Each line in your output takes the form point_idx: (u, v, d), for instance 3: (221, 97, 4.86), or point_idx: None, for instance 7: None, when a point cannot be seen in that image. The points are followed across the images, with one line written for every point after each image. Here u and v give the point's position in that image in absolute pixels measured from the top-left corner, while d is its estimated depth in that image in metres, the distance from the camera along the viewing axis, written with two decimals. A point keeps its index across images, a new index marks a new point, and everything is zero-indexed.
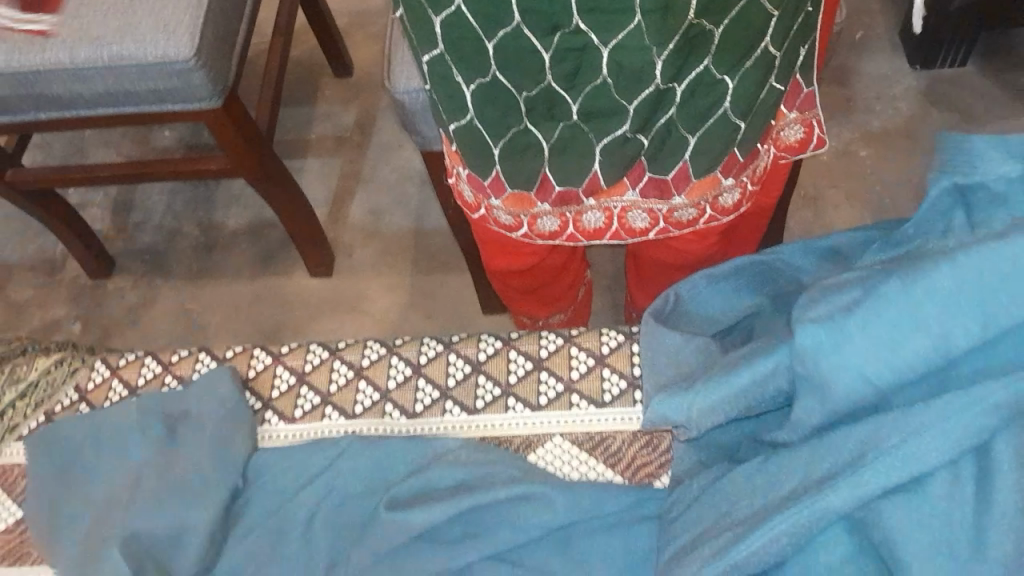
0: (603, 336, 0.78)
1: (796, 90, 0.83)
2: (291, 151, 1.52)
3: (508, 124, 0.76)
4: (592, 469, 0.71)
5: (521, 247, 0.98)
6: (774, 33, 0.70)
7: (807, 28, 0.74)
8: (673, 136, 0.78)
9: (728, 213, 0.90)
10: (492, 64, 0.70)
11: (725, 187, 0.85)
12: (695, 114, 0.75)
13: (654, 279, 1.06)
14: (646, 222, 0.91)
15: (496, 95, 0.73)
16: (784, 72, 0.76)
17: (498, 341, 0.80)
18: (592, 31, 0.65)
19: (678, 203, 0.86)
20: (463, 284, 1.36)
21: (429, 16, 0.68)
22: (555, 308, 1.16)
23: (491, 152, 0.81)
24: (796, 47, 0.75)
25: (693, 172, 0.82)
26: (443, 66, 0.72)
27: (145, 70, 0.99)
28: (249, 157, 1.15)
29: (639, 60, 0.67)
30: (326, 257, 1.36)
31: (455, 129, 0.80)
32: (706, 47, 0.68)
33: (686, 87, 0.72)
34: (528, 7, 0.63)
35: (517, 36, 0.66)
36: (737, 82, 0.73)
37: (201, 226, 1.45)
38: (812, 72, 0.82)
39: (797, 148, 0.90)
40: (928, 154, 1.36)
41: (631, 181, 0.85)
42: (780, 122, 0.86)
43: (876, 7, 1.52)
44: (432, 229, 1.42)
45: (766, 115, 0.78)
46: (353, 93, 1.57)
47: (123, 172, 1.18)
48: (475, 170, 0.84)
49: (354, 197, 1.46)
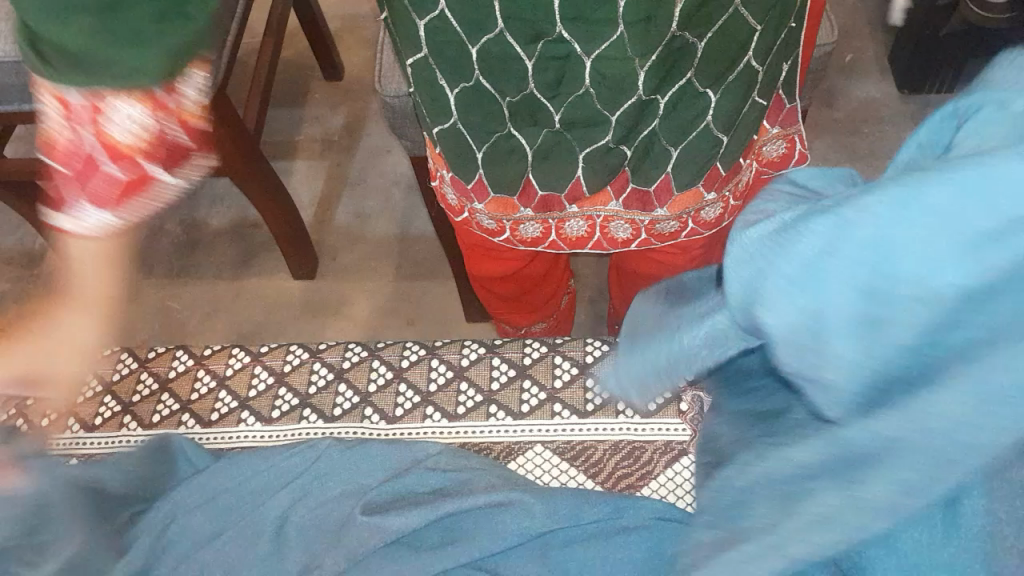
0: (587, 346, 0.78)
1: (779, 106, 0.83)
2: (278, 152, 1.50)
3: (491, 129, 0.76)
4: (571, 479, 0.71)
5: (506, 254, 0.98)
6: (757, 48, 0.70)
7: (790, 44, 0.75)
8: (656, 147, 0.78)
9: (711, 227, 0.90)
10: (476, 69, 0.70)
11: (708, 201, 0.85)
12: (678, 126, 0.75)
13: (637, 293, 1.06)
14: (628, 234, 0.90)
15: (478, 99, 0.73)
16: (767, 87, 0.76)
17: (481, 348, 0.79)
18: (575, 40, 0.65)
19: (660, 216, 0.86)
20: (446, 291, 1.35)
21: (413, 20, 0.67)
22: (537, 317, 1.16)
23: (474, 157, 0.80)
24: (779, 62, 0.75)
25: (675, 185, 0.82)
26: (427, 69, 0.72)
27: None
28: (234, 157, 1.13)
29: (621, 70, 0.67)
30: (308, 260, 1.34)
31: (439, 132, 0.79)
32: (688, 60, 0.68)
33: (668, 99, 0.72)
34: (511, 14, 0.63)
35: (500, 42, 0.66)
36: (719, 96, 0.73)
37: (183, 224, 1.43)
38: (795, 89, 0.82)
39: (779, 163, 0.91)
40: None
41: (615, 191, 0.85)
42: (764, 138, 0.86)
43: (866, 31, 1.53)
44: (416, 235, 1.41)
45: (747, 129, 0.78)
46: (343, 97, 1.56)
47: None
48: (458, 173, 0.84)
49: (340, 200, 1.45)
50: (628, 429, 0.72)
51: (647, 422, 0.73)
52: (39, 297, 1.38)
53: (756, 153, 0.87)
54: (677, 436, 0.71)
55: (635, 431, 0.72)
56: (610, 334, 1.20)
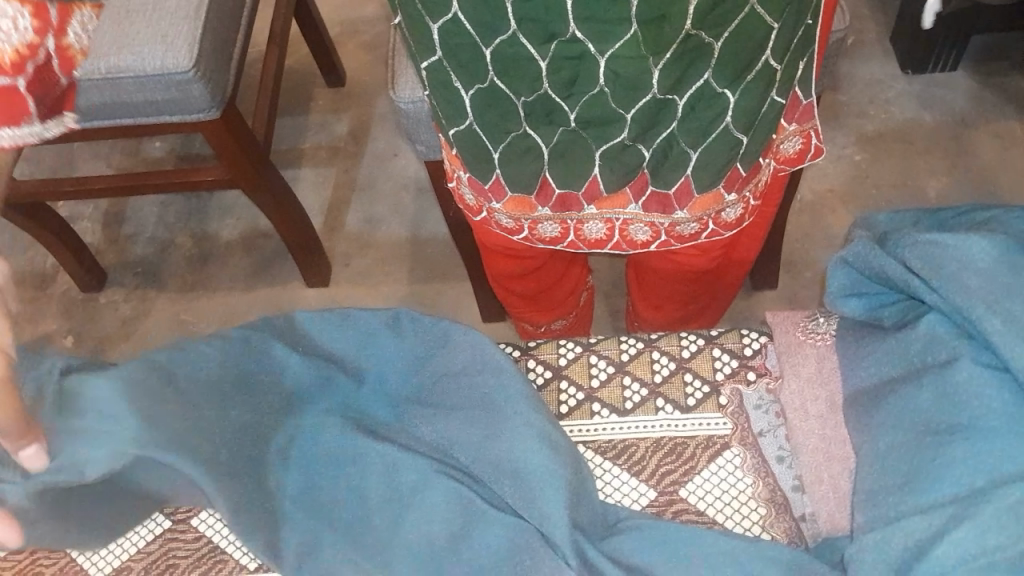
0: (622, 344, 0.78)
1: (795, 103, 0.83)
2: (285, 161, 1.51)
3: (507, 128, 0.76)
4: (615, 478, 0.70)
5: (527, 252, 0.98)
6: (774, 45, 0.70)
7: (806, 41, 0.74)
8: (675, 150, 0.78)
9: (733, 226, 0.90)
10: (491, 69, 0.70)
11: (728, 202, 0.85)
12: (697, 127, 0.75)
13: (659, 292, 1.06)
14: (647, 235, 0.91)
15: (494, 100, 0.73)
16: (785, 87, 0.76)
17: (516, 350, 0.79)
18: (588, 40, 0.65)
19: (680, 218, 0.86)
20: (462, 292, 1.35)
21: (427, 25, 0.68)
22: (558, 314, 1.16)
23: (492, 156, 0.80)
24: (796, 60, 0.75)
25: (696, 188, 0.82)
26: (442, 72, 0.72)
27: (143, 82, 0.98)
28: (246, 168, 1.13)
29: (636, 69, 0.67)
30: (322, 266, 1.34)
31: (455, 134, 0.80)
32: (704, 60, 0.68)
33: (686, 100, 0.72)
34: (524, 14, 0.63)
35: (515, 44, 0.66)
36: (738, 95, 0.72)
37: (194, 238, 1.44)
38: (811, 86, 0.82)
39: (795, 159, 0.91)
40: (922, 158, 1.38)
41: (634, 193, 0.85)
42: (783, 135, 0.86)
43: (867, 13, 1.53)
44: (429, 238, 1.41)
45: (766, 128, 0.78)
46: (346, 103, 1.56)
47: (120, 185, 1.17)
48: (476, 173, 0.84)
49: (350, 206, 1.45)
50: (668, 426, 0.72)
51: (687, 418, 0.73)
52: (54, 317, 1.39)
53: (775, 151, 0.88)
54: (718, 429, 0.72)
55: (674, 427, 0.72)
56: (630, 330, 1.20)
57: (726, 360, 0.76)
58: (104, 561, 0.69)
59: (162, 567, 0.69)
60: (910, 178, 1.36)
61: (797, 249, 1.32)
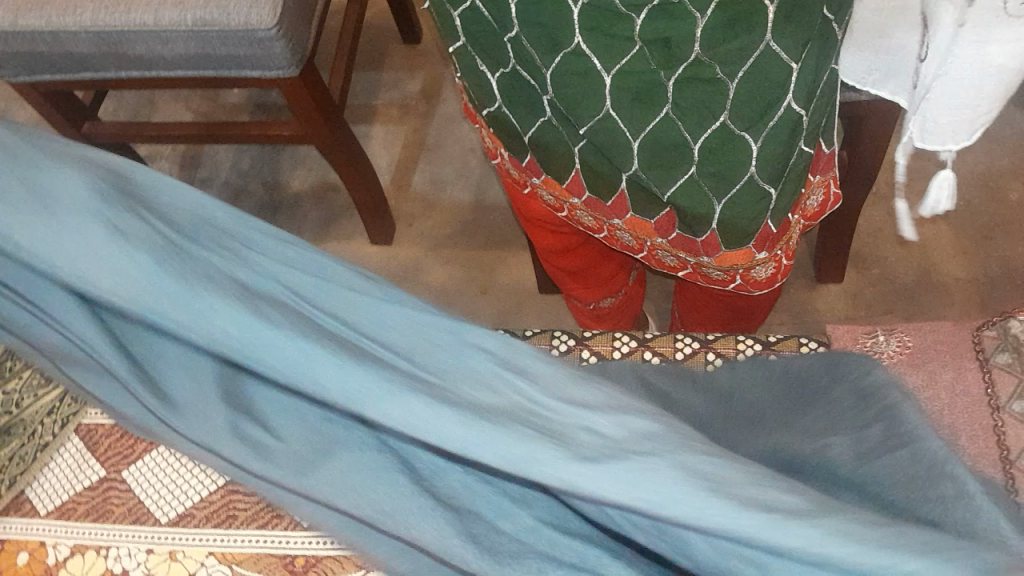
0: (677, 343, 0.89)
1: (819, 154, 0.83)
2: (357, 115, 1.55)
3: (533, 114, 0.81)
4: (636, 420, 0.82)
5: (563, 227, 1.01)
6: (797, 90, 0.68)
7: (830, 89, 0.73)
8: (698, 193, 0.78)
9: (762, 284, 0.93)
10: (511, 58, 0.75)
11: (758, 259, 0.87)
12: (718, 171, 0.75)
13: (691, 302, 1.09)
14: (675, 262, 0.94)
15: (516, 85, 0.78)
16: (811, 136, 0.75)
17: (572, 339, 0.90)
18: (594, 54, 0.69)
19: (706, 261, 0.88)
20: (521, 262, 1.38)
21: (450, 13, 0.75)
22: (607, 291, 1.14)
23: (522, 138, 0.86)
24: (821, 110, 0.74)
25: (723, 242, 0.84)
26: (468, 56, 0.79)
27: (226, 36, 1.01)
28: (321, 125, 1.17)
29: (644, 82, 0.69)
30: (387, 227, 1.40)
31: (489, 115, 0.86)
32: (721, 101, 0.69)
33: (702, 145, 0.73)
34: (528, 19, 0.68)
35: (524, 46, 0.72)
36: (762, 143, 0.72)
37: (265, 186, 1.51)
38: (834, 136, 0.82)
39: (816, 211, 0.92)
40: (1003, 161, 1.36)
41: (662, 229, 0.87)
42: (811, 189, 0.86)
43: None
44: (491, 205, 1.43)
45: (796, 181, 0.78)
46: (420, 61, 1.59)
47: (202, 130, 1.25)
48: (513, 151, 0.89)
49: (417, 166, 1.49)
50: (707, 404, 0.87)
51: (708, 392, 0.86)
52: None
53: (803, 206, 0.88)
54: None
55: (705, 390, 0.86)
56: (671, 328, 1.20)
57: (750, 344, 0.88)
58: (171, 506, 0.70)
59: (224, 517, 0.69)
60: (989, 181, 1.35)
61: (867, 244, 1.33)
